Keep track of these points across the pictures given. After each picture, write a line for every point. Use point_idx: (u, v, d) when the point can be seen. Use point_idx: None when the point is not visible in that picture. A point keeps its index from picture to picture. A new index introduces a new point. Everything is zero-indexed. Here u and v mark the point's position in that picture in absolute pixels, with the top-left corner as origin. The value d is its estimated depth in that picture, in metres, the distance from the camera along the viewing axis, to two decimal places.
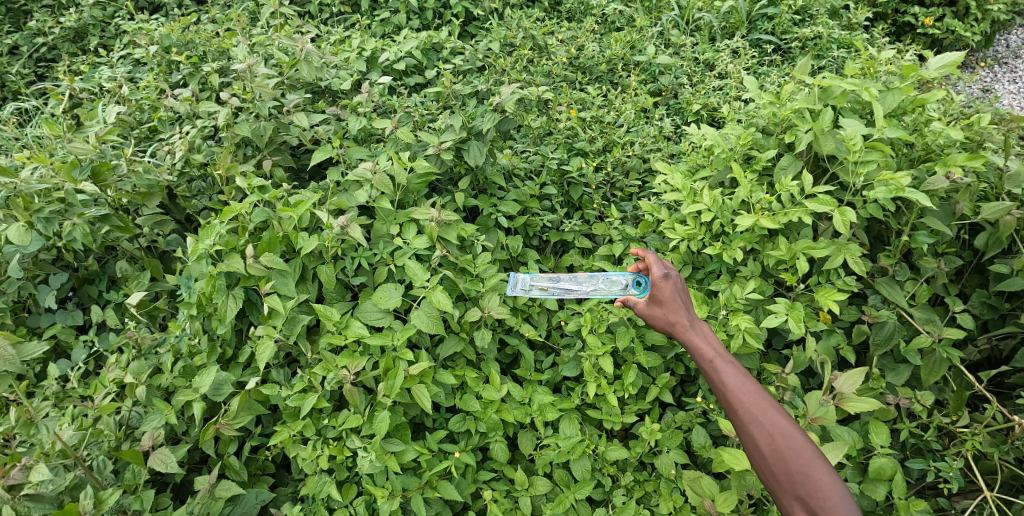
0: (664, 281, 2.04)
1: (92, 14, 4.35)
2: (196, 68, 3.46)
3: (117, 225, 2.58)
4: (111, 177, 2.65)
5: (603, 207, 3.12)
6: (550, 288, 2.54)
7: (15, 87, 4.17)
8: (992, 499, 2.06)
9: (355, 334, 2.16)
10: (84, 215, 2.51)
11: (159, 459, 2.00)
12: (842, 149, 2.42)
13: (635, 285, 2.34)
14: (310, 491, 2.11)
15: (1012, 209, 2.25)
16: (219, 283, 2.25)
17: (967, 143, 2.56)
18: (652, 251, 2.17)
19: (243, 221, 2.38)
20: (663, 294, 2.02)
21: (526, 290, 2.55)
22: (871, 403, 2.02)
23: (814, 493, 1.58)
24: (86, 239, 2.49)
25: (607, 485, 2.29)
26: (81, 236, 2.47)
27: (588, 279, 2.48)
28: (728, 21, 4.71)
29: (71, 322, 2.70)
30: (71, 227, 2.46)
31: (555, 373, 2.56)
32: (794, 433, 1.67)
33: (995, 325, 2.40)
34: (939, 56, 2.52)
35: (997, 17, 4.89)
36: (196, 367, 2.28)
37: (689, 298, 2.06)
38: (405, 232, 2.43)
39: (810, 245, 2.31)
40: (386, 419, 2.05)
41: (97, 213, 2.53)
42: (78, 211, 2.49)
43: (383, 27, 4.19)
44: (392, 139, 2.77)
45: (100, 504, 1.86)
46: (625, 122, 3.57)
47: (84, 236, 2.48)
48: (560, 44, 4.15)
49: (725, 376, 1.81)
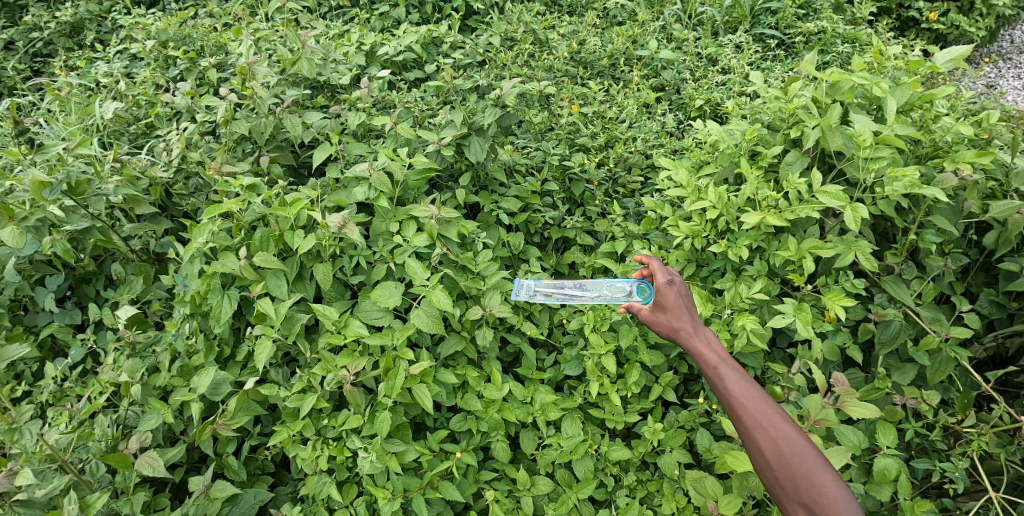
0: (668, 287, 2.01)
1: (86, 9, 4.30)
2: (194, 63, 3.43)
3: (99, 239, 2.57)
4: (89, 190, 2.52)
5: (606, 204, 3.09)
6: (554, 294, 2.48)
7: (10, 82, 4.11)
8: (998, 500, 2.04)
9: (355, 334, 2.13)
10: (63, 230, 2.49)
11: (147, 462, 1.97)
12: (851, 145, 2.39)
13: (639, 291, 2.31)
14: (309, 491, 2.09)
15: (1021, 208, 2.23)
16: (213, 283, 2.23)
17: (976, 139, 2.54)
18: (657, 257, 2.14)
19: (237, 219, 2.34)
20: (667, 300, 1.99)
21: (530, 296, 2.50)
22: (872, 410, 2.01)
23: (818, 499, 1.56)
24: (64, 255, 2.48)
25: (609, 485, 2.26)
26: (60, 252, 2.45)
27: (592, 284, 2.46)
28: (731, 15, 4.64)
29: (68, 321, 2.67)
30: (51, 242, 2.44)
31: (557, 372, 2.54)
32: (798, 439, 1.64)
33: (1001, 324, 2.38)
34: (946, 50, 2.48)
35: (1002, 12, 4.86)
36: (194, 366, 2.26)
37: (693, 303, 2.03)
38: (405, 230, 2.40)
39: (817, 245, 2.29)
40: (386, 420, 2.03)
41: (75, 228, 2.49)
42: (56, 228, 2.47)
43: (383, 21, 4.14)
44: (391, 135, 2.71)
45: (85, 507, 1.83)
46: (627, 118, 3.53)
47: (64, 253, 2.47)
48: (561, 38, 4.11)
49: (729, 382, 1.78)
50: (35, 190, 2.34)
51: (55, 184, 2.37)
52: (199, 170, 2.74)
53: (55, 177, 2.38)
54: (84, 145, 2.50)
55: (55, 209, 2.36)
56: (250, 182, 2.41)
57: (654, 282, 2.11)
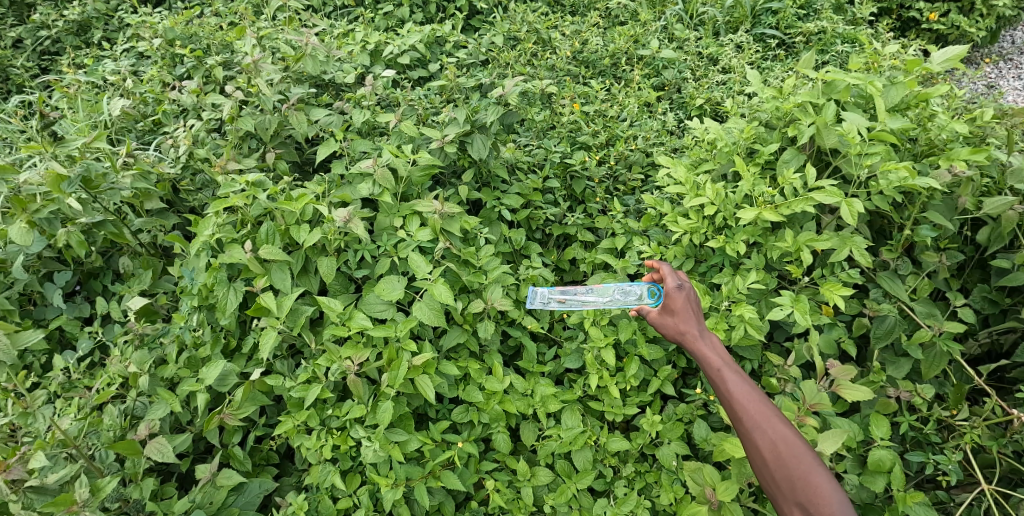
0: (677, 291, 2.05)
1: (95, 8, 4.35)
2: (200, 61, 3.46)
3: (112, 231, 2.63)
4: (104, 184, 2.57)
5: (606, 201, 3.13)
6: (567, 301, 2.48)
7: (19, 80, 4.16)
8: (991, 492, 2.08)
9: (358, 326, 2.16)
10: (76, 223, 2.54)
11: (155, 447, 2.03)
12: (844, 143, 2.43)
13: (649, 294, 2.31)
14: (313, 480, 2.13)
15: (1015, 205, 2.27)
16: (220, 276, 2.29)
17: (971, 138, 2.58)
18: (667, 263, 2.19)
19: (244, 213, 2.40)
20: (675, 304, 2.03)
21: (544, 303, 2.49)
22: (864, 391, 2.08)
23: (814, 499, 1.61)
24: (77, 246, 2.54)
25: (608, 476, 2.31)
26: (74, 244, 2.51)
27: (602, 289, 2.45)
28: (733, 16, 4.70)
29: (77, 315, 2.72)
30: (65, 234, 2.49)
31: (557, 365, 2.59)
32: (796, 440, 1.69)
33: (996, 320, 2.42)
34: (942, 50, 2.50)
35: (1002, 13, 4.89)
36: (201, 358, 2.30)
37: (700, 309, 2.07)
38: (408, 225, 2.44)
39: (813, 237, 2.33)
40: (389, 410, 2.09)
41: (90, 221, 2.55)
42: (72, 220, 2.53)
43: (387, 20, 4.19)
44: (395, 131, 2.77)
45: (97, 491, 1.90)
46: (628, 116, 3.57)
47: (79, 244, 2.53)
48: (564, 37, 4.14)
49: (731, 384, 1.81)
50: (53, 183, 2.41)
51: (73, 177, 2.45)
52: (205, 167, 2.80)
53: (73, 171, 2.45)
54: (99, 141, 2.64)
55: (72, 203, 2.41)
56: (256, 177, 2.44)
57: (663, 286, 2.16)
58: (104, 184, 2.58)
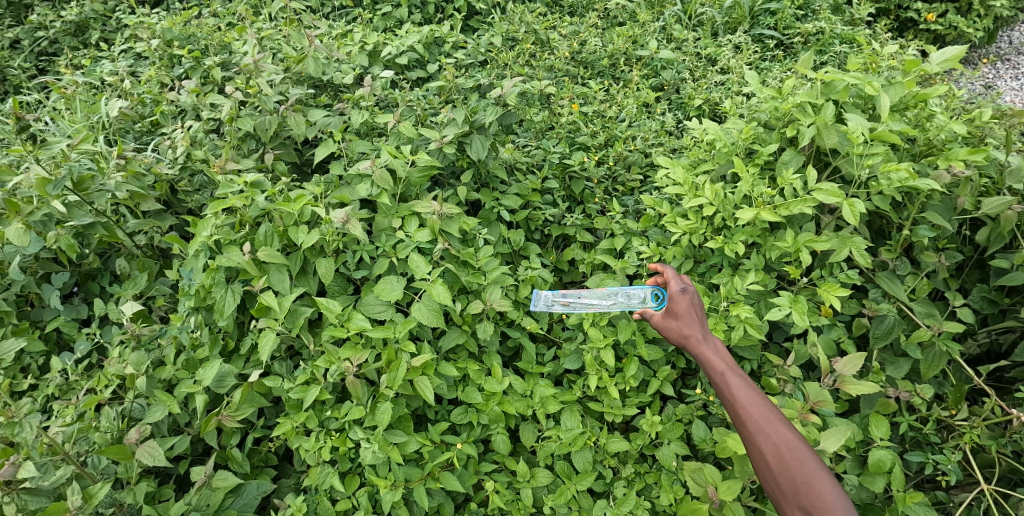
0: (680, 295, 2.05)
1: (92, 8, 4.34)
2: (198, 61, 3.44)
3: (103, 233, 2.62)
4: (92, 187, 2.57)
5: (605, 201, 3.13)
6: (572, 303, 2.43)
7: (16, 80, 4.15)
8: (991, 492, 2.08)
9: (358, 326, 2.16)
10: (67, 225, 2.53)
11: (148, 452, 2.01)
12: (845, 143, 2.44)
13: (653, 298, 2.27)
14: (312, 482, 2.12)
15: (1014, 204, 2.27)
16: (218, 276, 2.28)
17: (969, 138, 2.58)
18: (671, 266, 2.19)
19: (242, 215, 2.39)
20: (678, 307, 2.03)
21: (549, 306, 2.43)
22: (868, 386, 2.07)
23: (816, 502, 1.60)
24: (69, 249, 2.51)
25: (607, 476, 2.30)
26: (65, 247, 2.48)
27: (608, 293, 2.39)
28: (731, 16, 4.70)
29: (74, 316, 2.71)
30: (55, 236, 2.47)
31: (556, 366, 2.58)
32: (799, 443, 1.69)
33: (995, 320, 2.42)
34: (941, 50, 2.49)
35: (1000, 13, 4.89)
36: (198, 360, 2.28)
37: (705, 314, 2.07)
38: (406, 225, 2.44)
39: (812, 238, 2.33)
40: (388, 411, 2.08)
41: (79, 224, 2.53)
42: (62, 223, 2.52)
43: (385, 21, 4.19)
44: (394, 132, 2.76)
45: (90, 498, 1.87)
46: (626, 117, 3.57)
47: (69, 247, 2.49)
48: (563, 38, 4.15)
49: (734, 388, 1.81)
50: (39, 186, 2.40)
51: (59, 179, 2.42)
52: (203, 168, 2.79)
53: (58, 173, 2.42)
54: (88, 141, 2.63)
55: (58, 205, 2.40)
56: (254, 178, 2.43)
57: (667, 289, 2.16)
58: (93, 186, 2.58)
